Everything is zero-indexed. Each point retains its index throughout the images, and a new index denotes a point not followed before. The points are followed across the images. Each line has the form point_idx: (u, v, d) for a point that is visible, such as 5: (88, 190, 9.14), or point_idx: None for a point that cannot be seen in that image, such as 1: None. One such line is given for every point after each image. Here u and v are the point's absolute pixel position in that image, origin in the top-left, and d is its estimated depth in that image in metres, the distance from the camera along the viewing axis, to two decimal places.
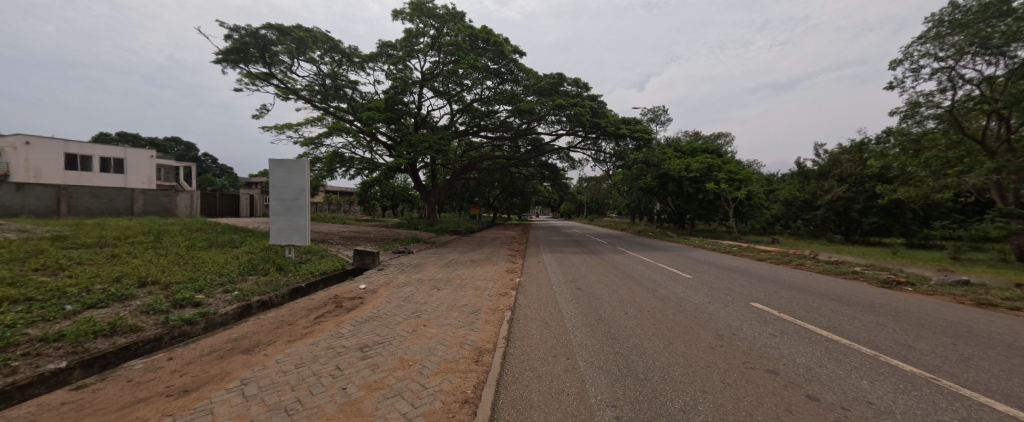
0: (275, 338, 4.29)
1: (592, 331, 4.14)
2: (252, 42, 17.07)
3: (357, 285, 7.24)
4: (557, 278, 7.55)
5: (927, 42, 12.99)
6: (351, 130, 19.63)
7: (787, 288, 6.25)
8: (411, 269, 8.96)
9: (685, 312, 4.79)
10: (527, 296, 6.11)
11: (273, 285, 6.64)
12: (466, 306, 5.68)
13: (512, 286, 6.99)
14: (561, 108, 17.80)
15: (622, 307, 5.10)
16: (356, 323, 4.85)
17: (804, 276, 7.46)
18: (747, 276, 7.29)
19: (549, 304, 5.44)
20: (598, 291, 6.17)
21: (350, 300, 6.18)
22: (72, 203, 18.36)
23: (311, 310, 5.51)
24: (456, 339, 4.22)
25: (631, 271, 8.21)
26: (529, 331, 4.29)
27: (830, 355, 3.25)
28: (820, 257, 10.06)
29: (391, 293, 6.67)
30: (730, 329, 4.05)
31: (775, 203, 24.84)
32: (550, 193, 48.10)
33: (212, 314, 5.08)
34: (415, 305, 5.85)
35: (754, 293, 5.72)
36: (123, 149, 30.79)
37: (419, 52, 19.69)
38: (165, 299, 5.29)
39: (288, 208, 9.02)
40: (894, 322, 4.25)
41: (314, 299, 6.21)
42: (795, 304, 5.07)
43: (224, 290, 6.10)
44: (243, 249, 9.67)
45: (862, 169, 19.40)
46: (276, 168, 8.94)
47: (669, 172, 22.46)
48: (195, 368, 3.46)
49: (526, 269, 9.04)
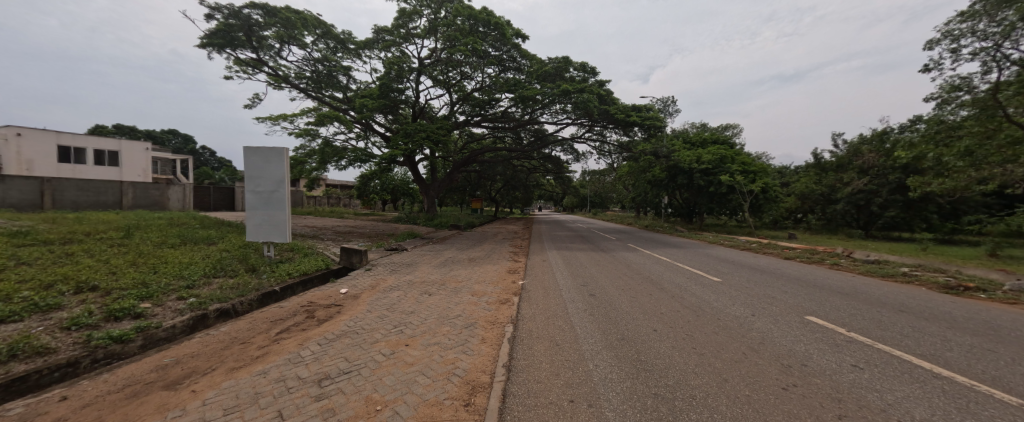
0: (216, 365, 3.40)
1: (616, 358, 3.24)
2: (237, 24, 16.00)
3: (338, 289, 6.34)
4: (566, 282, 6.60)
5: (968, 20, 11.90)
6: (343, 118, 18.58)
7: (839, 295, 5.31)
8: (403, 270, 8.04)
9: (728, 329, 3.90)
10: (531, 304, 5.23)
11: (239, 290, 5.76)
12: (459, 318, 4.76)
13: (514, 292, 6.08)
14: (567, 94, 16.70)
15: (647, 321, 4.22)
16: (323, 342, 3.94)
17: (849, 280, 6.50)
18: (784, 279, 6.36)
19: (559, 316, 4.52)
20: (615, 299, 5.28)
21: (326, 308, 5.29)
22: (56, 196, 17.62)
23: (275, 322, 4.63)
24: (444, 367, 3.33)
25: (648, 273, 7.31)
26: (535, 358, 3.37)
27: (957, 405, 2.34)
28: (854, 255, 9.10)
29: (374, 299, 5.78)
30: (795, 357, 3.14)
31: (789, 196, 23.87)
32: (553, 186, 47.14)
33: (152, 329, 4.21)
34: (399, 316, 4.93)
35: (804, 303, 4.78)
36: (118, 141, 29.98)
37: (416, 36, 18.69)
38: (99, 310, 4.41)
39: (265, 202, 8.12)
40: (1004, 346, 3.33)
41: (284, 307, 5.33)
42: (862, 318, 4.16)
43: (178, 297, 5.22)
44: (218, 246, 8.81)
45: (886, 160, 18.26)
46: (251, 157, 8.04)
47: (679, 164, 21.44)
48: (88, 415, 2.58)
49: (530, 270, 8.12)
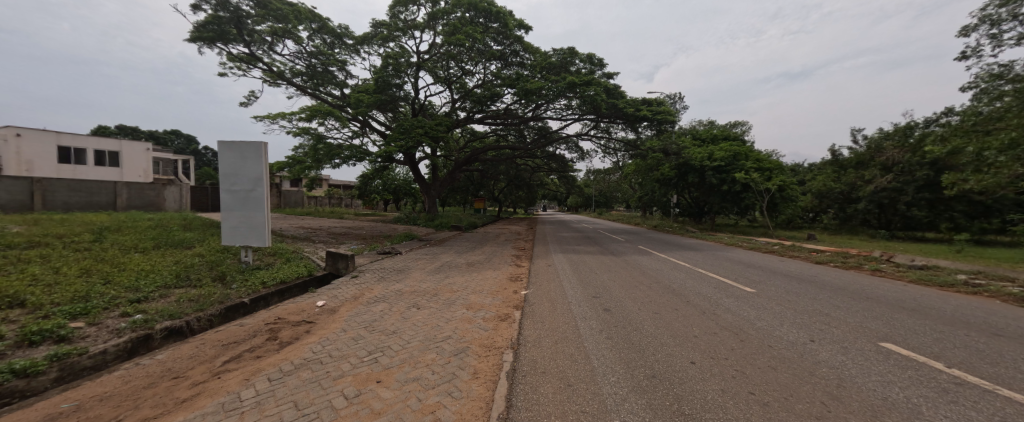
0: (126, 414, 2.60)
1: (651, 410, 2.41)
2: (226, 17, 15.32)
3: (314, 302, 5.54)
4: (576, 293, 5.77)
5: (1010, 3, 10.93)
6: (338, 114, 17.74)
7: (905, 312, 4.43)
8: (392, 277, 7.22)
9: (787, 362, 3.05)
10: (536, 322, 4.41)
11: (198, 304, 4.98)
12: (449, 342, 3.92)
13: (515, 305, 5.26)
14: (573, 86, 15.78)
15: (680, 348, 3.40)
16: (275, 378, 3.12)
17: (905, 291, 5.61)
18: (828, 291, 5.49)
19: (570, 340, 3.71)
20: (636, 316, 4.45)
21: (293, 326, 4.48)
22: (48, 197, 17.09)
23: (227, 346, 3.84)
24: (420, 419, 2.50)
25: (667, 281, 6.47)
26: (542, 406, 2.54)
27: None
28: (896, 259, 8.17)
29: (353, 314, 4.98)
30: (899, 412, 2.29)
31: (806, 194, 22.93)
32: (558, 186, 46.42)
33: (73, 356, 3.41)
34: (378, 338, 4.11)
35: (869, 324, 3.92)
36: (119, 141, 29.55)
37: (415, 29, 18.05)
38: (12, 334, 3.62)
39: (242, 202, 7.37)
40: None
41: (245, 325, 4.56)
42: (955, 347, 3.30)
43: (122, 313, 4.44)
44: (194, 250, 8.07)
45: (912, 157, 17.20)
46: (226, 152, 7.28)
47: (690, 161, 20.47)
48: None
49: (534, 277, 7.30)
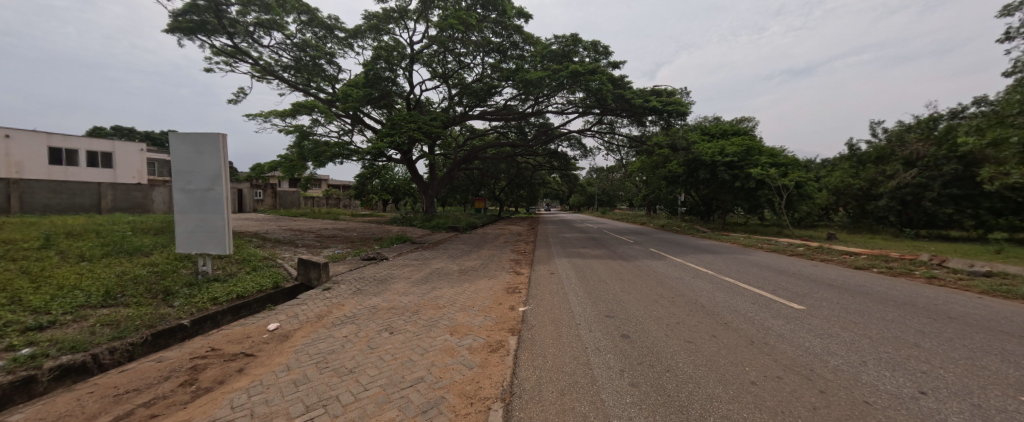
0: None
1: None
2: (205, 7, 14.39)
3: (266, 325, 4.56)
4: (584, 310, 4.76)
5: None
6: (324, 109, 16.62)
7: (1016, 340, 3.39)
8: (370, 289, 6.24)
9: None
10: (535, 357, 3.39)
11: (118, 330, 4.01)
12: (418, 389, 2.92)
13: (511, 328, 4.27)
14: (577, 77, 14.69)
15: (740, 407, 2.39)
16: None
17: (989, 307, 4.57)
18: (896, 308, 4.47)
19: (582, 391, 2.69)
20: (664, 347, 3.44)
21: (224, 363, 3.49)
22: (25, 199, 16.19)
23: (120, 399, 2.83)
24: None
25: (691, 293, 5.43)
26: None
27: None
28: (950, 264, 7.12)
29: (308, 342, 4.00)
30: None
31: (822, 190, 21.85)
32: (561, 185, 45.46)
33: None
34: (327, 381, 3.11)
35: (988, 363, 2.90)
36: (112, 141, 28.87)
37: (408, 20, 17.16)
38: None
39: (198, 203, 6.39)
40: None
41: (165, 360, 3.58)
42: None
43: (8, 347, 3.45)
44: (149, 259, 7.12)
45: (938, 150, 16.11)
46: (179, 146, 6.32)
47: (700, 157, 19.37)
48: None
49: (535, 287, 6.31)
